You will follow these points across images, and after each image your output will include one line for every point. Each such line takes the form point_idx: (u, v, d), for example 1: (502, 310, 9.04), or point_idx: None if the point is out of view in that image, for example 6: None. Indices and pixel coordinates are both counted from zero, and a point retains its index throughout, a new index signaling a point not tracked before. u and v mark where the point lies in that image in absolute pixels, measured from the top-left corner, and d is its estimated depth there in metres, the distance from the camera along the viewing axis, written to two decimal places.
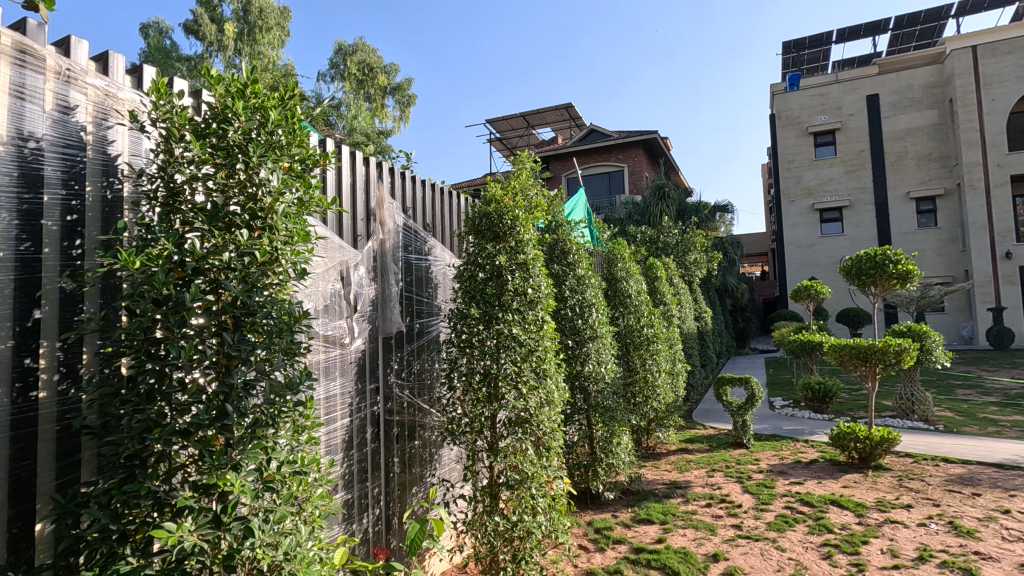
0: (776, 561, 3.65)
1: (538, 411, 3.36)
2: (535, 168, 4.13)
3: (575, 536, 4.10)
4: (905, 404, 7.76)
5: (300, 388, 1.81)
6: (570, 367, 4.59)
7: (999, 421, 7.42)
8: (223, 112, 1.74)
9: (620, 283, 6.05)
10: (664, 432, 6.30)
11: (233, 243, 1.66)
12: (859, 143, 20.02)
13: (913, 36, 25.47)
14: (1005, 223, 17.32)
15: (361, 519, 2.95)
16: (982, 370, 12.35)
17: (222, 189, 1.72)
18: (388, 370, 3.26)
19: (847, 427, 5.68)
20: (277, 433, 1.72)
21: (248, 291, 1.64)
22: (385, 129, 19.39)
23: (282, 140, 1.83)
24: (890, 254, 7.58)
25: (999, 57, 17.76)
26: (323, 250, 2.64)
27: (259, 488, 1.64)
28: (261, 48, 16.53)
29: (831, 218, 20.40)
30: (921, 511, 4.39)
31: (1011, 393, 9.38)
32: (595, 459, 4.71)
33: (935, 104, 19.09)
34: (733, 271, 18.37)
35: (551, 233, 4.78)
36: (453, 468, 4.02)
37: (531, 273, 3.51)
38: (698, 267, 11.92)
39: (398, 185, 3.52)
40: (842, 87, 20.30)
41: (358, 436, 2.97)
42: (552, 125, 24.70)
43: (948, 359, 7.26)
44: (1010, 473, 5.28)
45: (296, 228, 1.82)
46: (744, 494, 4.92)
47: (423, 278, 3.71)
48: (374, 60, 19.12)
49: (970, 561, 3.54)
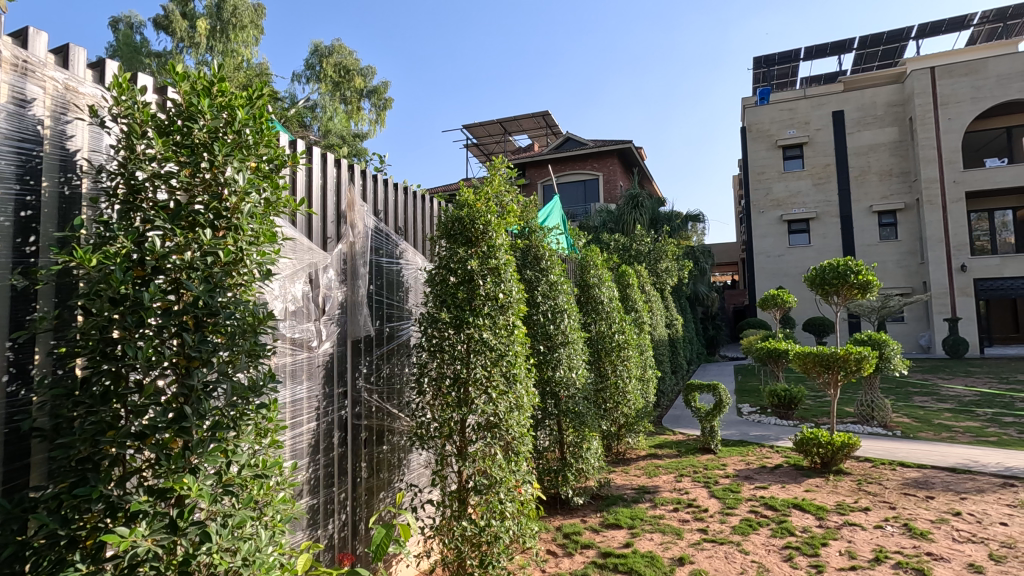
0: (740, 564, 3.72)
1: (508, 416, 3.36)
2: (510, 174, 4.19)
3: (544, 541, 4.12)
4: (866, 410, 7.99)
5: (263, 391, 1.77)
6: (541, 372, 4.63)
7: (953, 427, 7.70)
8: (188, 110, 1.72)
9: (593, 289, 6.12)
10: (634, 438, 6.36)
11: (196, 242, 1.64)
12: (825, 157, 20.68)
13: (876, 56, 26.52)
14: (961, 237, 18.06)
15: (326, 525, 2.91)
16: (939, 377, 12.83)
17: (186, 186, 1.69)
18: (357, 374, 3.23)
19: (811, 433, 5.81)
20: (239, 436, 1.69)
21: (211, 291, 1.62)
22: (361, 132, 19.26)
23: (250, 140, 1.81)
24: (852, 264, 7.80)
25: (956, 78, 18.52)
26: (291, 251, 2.62)
27: (219, 492, 1.61)
28: (235, 46, 16.26)
29: (799, 230, 20.98)
30: (878, 514, 4.54)
31: (965, 400, 9.78)
32: (565, 464, 4.74)
33: (896, 122, 19.85)
34: (704, 279, 18.69)
35: (524, 238, 4.83)
36: (421, 473, 4.00)
37: (503, 277, 3.51)
38: (669, 275, 12.16)
39: (370, 189, 3.50)
40: (810, 103, 20.92)
41: (325, 440, 2.94)
42: (529, 132, 24.86)
43: (906, 367, 7.49)
44: (961, 476, 5.48)
45: (262, 228, 1.80)
46: (711, 499, 5.01)
47: (394, 281, 3.69)
48: (351, 62, 19.01)
49: (923, 561, 3.67)
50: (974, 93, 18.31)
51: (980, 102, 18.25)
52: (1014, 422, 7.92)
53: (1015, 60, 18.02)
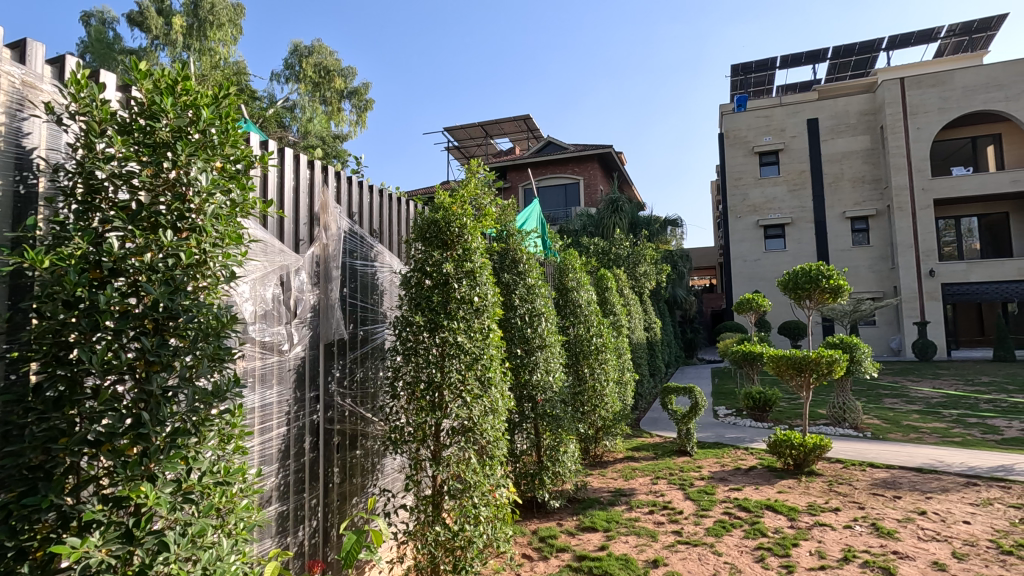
0: (713, 565, 3.76)
1: (482, 420, 3.35)
2: (487, 177, 4.18)
3: (519, 544, 4.11)
4: (838, 412, 8.15)
5: (225, 396, 1.73)
6: (518, 375, 4.63)
7: (921, 429, 7.90)
8: (150, 108, 1.67)
9: (571, 293, 6.15)
10: (611, 441, 6.38)
11: (155, 244, 1.59)
12: (799, 164, 21.12)
13: (848, 66, 27.20)
14: (929, 243, 18.58)
15: (295, 532, 2.86)
16: (909, 380, 13.13)
17: (147, 186, 1.65)
18: (329, 378, 3.18)
19: (784, 435, 5.90)
20: (200, 442, 1.66)
21: (171, 295, 1.58)
22: (341, 133, 19.09)
23: (215, 139, 1.77)
24: (824, 269, 7.96)
25: (925, 89, 19.05)
26: (259, 253, 2.57)
27: (178, 501, 1.57)
28: (211, 44, 15.97)
29: (774, 234, 21.36)
30: (847, 514, 4.62)
31: (932, 402, 10.05)
32: (542, 467, 4.73)
33: (868, 130, 20.36)
34: (682, 283, 18.88)
35: (502, 242, 4.79)
36: (395, 478, 3.96)
37: (478, 281, 3.50)
38: (648, 279, 12.27)
39: (344, 190, 3.47)
40: (786, 110, 21.32)
41: (296, 445, 2.89)
42: (510, 135, 24.92)
43: (876, 369, 7.67)
44: (927, 476, 5.63)
45: (227, 230, 1.77)
46: (686, 501, 5.04)
47: (368, 284, 3.65)
48: (331, 63, 18.82)
49: (890, 560, 3.74)
50: (942, 104, 18.85)
51: (947, 112, 18.80)
52: (979, 424, 8.14)
53: (980, 72, 18.61)
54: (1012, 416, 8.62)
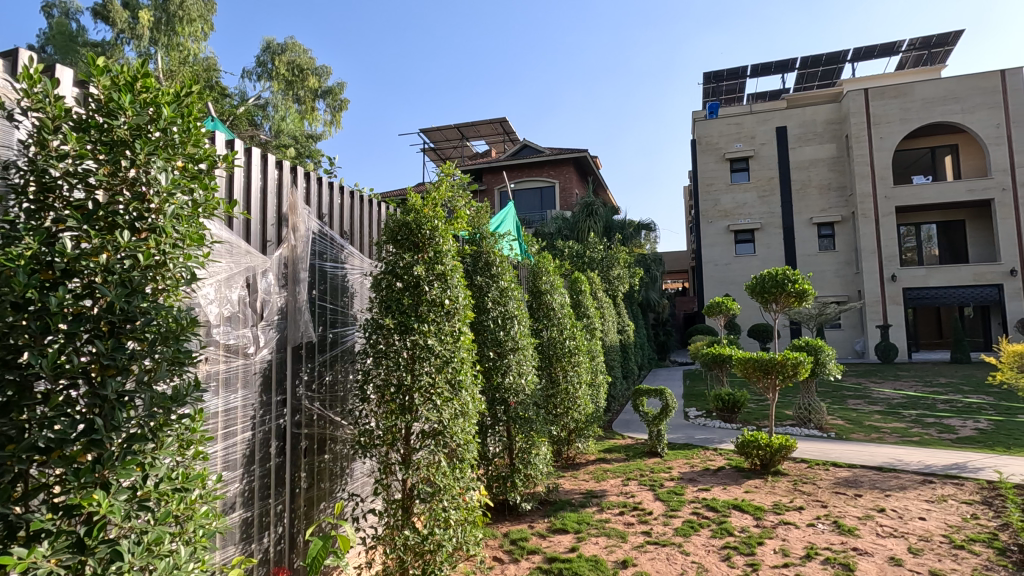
0: (680, 565, 3.81)
1: (453, 423, 3.33)
2: (461, 180, 4.16)
3: (490, 547, 4.10)
4: (803, 413, 8.36)
5: (185, 400, 1.69)
6: (490, 378, 4.64)
7: (882, 429, 8.17)
8: (108, 105, 1.63)
9: (545, 296, 6.19)
10: (583, 443, 6.42)
11: (111, 245, 1.55)
12: (769, 171, 21.63)
13: (816, 76, 28.00)
14: (891, 249, 19.22)
15: (260, 538, 2.81)
16: (871, 381, 13.55)
17: (105, 185, 1.61)
18: (297, 381, 3.13)
19: (751, 436, 6.02)
20: (158, 448, 1.62)
21: (128, 296, 1.54)
22: (315, 133, 18.85)
23: (176, 138, 1.73)
24: (789, 274, 8.17)
25: (887, 100, 19.72)
26: (223, 253, 2.52)
27: (134, 509, 1.53)
28: (180, 40, 15.57)
29: (744, 239, 21.82)
30: (810, 513, 4.74)
31: (893, 403, 10.40)
32: (514, 470, 4.74)
33: (834, 139, 20.98)
34: (655, 287, 19.13)
35: (474, 245, 4.77)
36: (364, 482, 3.92)
37: (449, 283, 3.49)
38: (621, 282, 12.39)
39: (314, 191, 3.44)
40: (756, 118, 21.81)
41: (261, 450, 2.84)
42: (486, 138, 24.93)
43: (839, 371, 7.88)
44: (887, 475, 5.83)
45: (188, 230, 1.73)
46: (656, 502, 5.11)
47: (339, 287, 3.60)
48: (305, 61, 18.53)
49: (849, 556, 3.86)
50: (903, 115, 19.53)
51: (908, 123, 19.49)
52: (936, 423, 8.46)
53: (940, 84, 19.32)
54: (966, 416, 8.98)
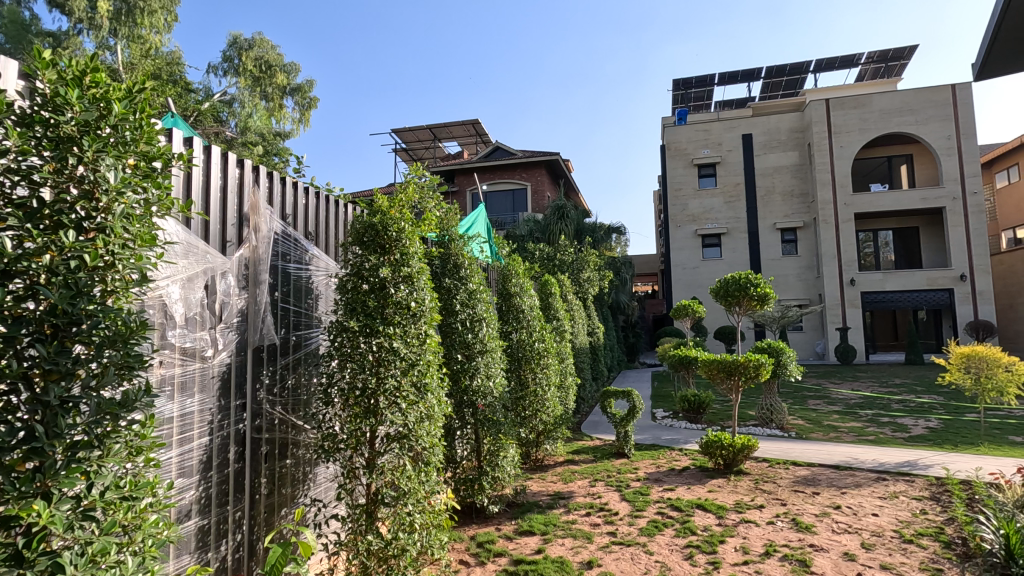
0: (644, 564, 3.87)
1: (418, 426, 3.31)
2: (430, 181, 4.13)
3: (456, 551, 4.09)
4: (765, 413, 8.57)
5: (135, 406, 1.63)
6: (457, 381, 4.60)
7: (839, 428, 8.46)
8: (53, 100, 1.56)
9: (514, 298, 6.19)
10: (551, 445, 6.46)
11: (57, 245, 1.49)
12: (735, 177, 22.16)
13: (780, 85, 28.85)
14: (850, 254, 19.92)
15: (217, 546, 2.74)
16: (831, 382, 13.99)
17: (50, 182, 1.55)
18: (257, 385, 3.06)
19: (715, 436, 6.14)
20: (105, 455, 1.56)
21: (72, 299, 1.49)
22: (283, 131, 18.50)
23: (127, 136, 1.68)
24: (752, 278, 8.37)
25: (848, 110, 20.42)
26: (178, 253, 2.44)
27: (77, 518, 1.48)
28: (142, 31, 14.99)
29: (711, 243, 22.29)
30: (770, 510, 4.88)
31: (850, 403, 10.77)
32: (481, 472, 4.73)
33: (797, 146, 21.63)
34: (625, 289, 19.36)
35: (443, 246, 4.73)
36: (327, 487, 3.85)
37: (416, 285, 3.46)
38: (591, 284, 12.50)
39: (277, 192, 3.38)
40: (723, 125, 22.34)
41: (219, 456, 2.77)
42: (458, 139, 24.85)
43: (799, 372, 8.11)
44: (843, 473, 6.03)
45: (140, 230, 1.67)
46: (621, 502, 5.17)
47: (302, 288, 3.53)
48: (273, 58, 18.03)
49: (806, 552, 3.98)
50: (862, 125, 20.28)
51: (867, 133, 20.24)
52: (890, 423, 8.79)
53: (896, 96, 20.11)
54: (918, 415, 9.36)
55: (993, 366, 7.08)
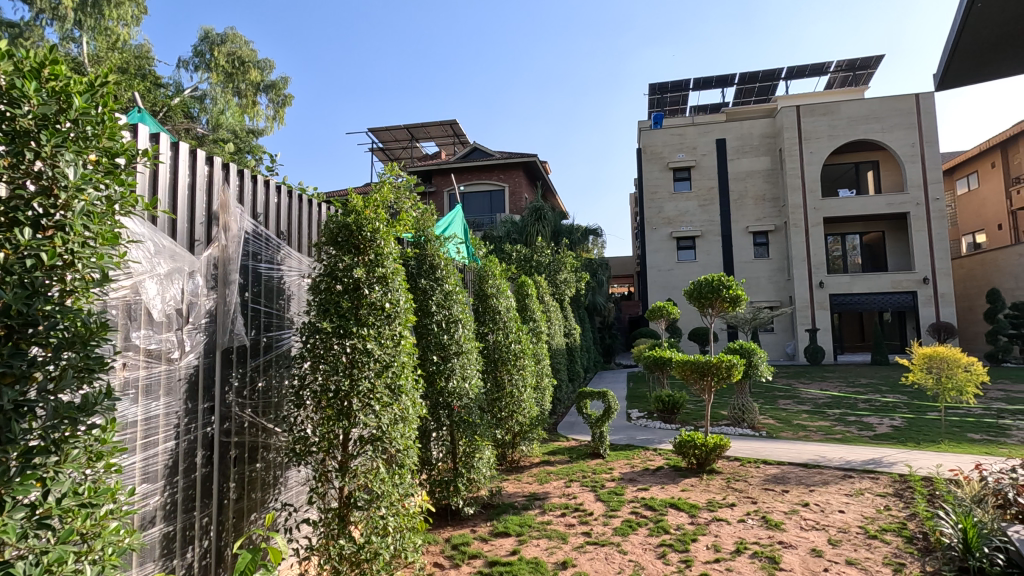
0: (618, 564, 3.90)
1: (392, 428, 3.28)
2: (405, 181, 4.09)
3: (430, 553, 4.06)
4: (737, 413, 8.72)
5: (94, 409, 1.58)
6: (433, 383, 4.59)
7: (808, 427, 8.66)
8: (8, 92, 1.48)
9: (490, 299, 6.18)
10: (527, 445, 6.46)
11: (12, 243, 1.44)
12: (709, 181, 22.53)
13: (753, 91, 29.44)
14: (819, 257, 20.43)
15: (183, 553, 2.67)
16: (800, 383, 14.33)
17: (5, 176, 1.49)
18: (226, 387, 2.99)
19: (688, 435, 6.23)
20: (62, 460, 1.51)
21: (28, 299, 1.43)
22: (256, 129, 18.16)
23: (88, 131, 1.62)
24: (724, 280, 8.52)
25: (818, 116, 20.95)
26: (144, 253, 2.37)
27: (32, 527, 1.42)
28: (109, 24, 14.30)
29: (686, 246, 22.61)
30: (741, 508, 4.97)
31: (818, 402, 11.03)
32: (456, 474, 4.71)
33: (769, 152, 22.11)
34: (601, 291, 19.49)
35: (419, 247, 4.68)
36: (299, 491, 3.79)
37: (391, 286, 3.44)
38: (567, 286, 12.57)
39: (248, 190, 3.30)
40: (697, 130, 22.70)
41: (185, 460, 2.70)
42: (436, 139, 24.72)
43: (770, 373, 8.28)
44: (812, 471, 6.17)
45: (101, 229, 1.62)
46: (596, 502, 5.20)
47: (274, 288, 3.46)
48: (246, 54, 17.56)
49: (775, 550, 4.06)
50: (831, 131, 20.84)
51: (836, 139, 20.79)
52: (856, 421, 9.04)
53: (864, 104, 20.70)
54: (883, 414, 9.65)
55: (953, 366, 7.34)
